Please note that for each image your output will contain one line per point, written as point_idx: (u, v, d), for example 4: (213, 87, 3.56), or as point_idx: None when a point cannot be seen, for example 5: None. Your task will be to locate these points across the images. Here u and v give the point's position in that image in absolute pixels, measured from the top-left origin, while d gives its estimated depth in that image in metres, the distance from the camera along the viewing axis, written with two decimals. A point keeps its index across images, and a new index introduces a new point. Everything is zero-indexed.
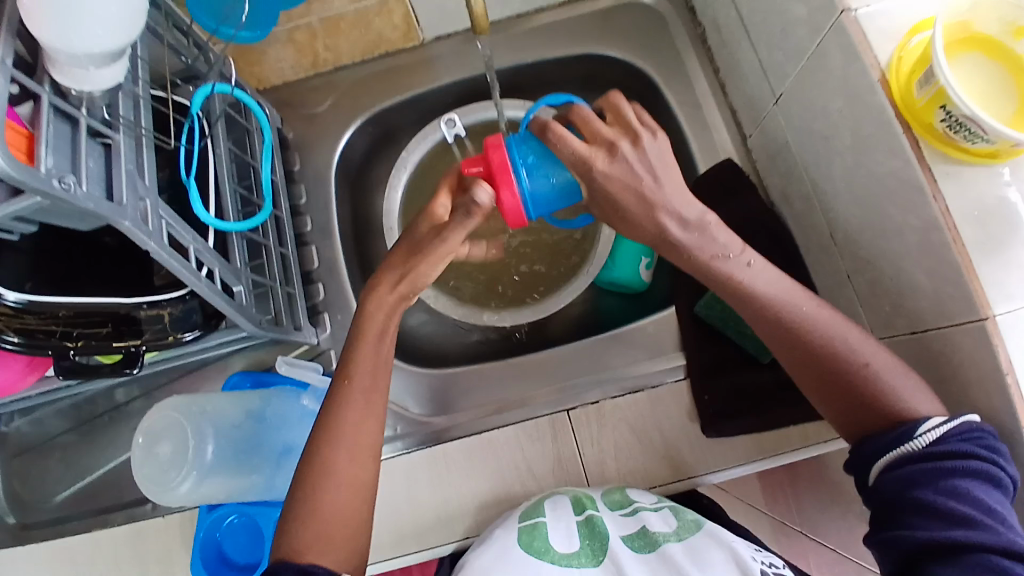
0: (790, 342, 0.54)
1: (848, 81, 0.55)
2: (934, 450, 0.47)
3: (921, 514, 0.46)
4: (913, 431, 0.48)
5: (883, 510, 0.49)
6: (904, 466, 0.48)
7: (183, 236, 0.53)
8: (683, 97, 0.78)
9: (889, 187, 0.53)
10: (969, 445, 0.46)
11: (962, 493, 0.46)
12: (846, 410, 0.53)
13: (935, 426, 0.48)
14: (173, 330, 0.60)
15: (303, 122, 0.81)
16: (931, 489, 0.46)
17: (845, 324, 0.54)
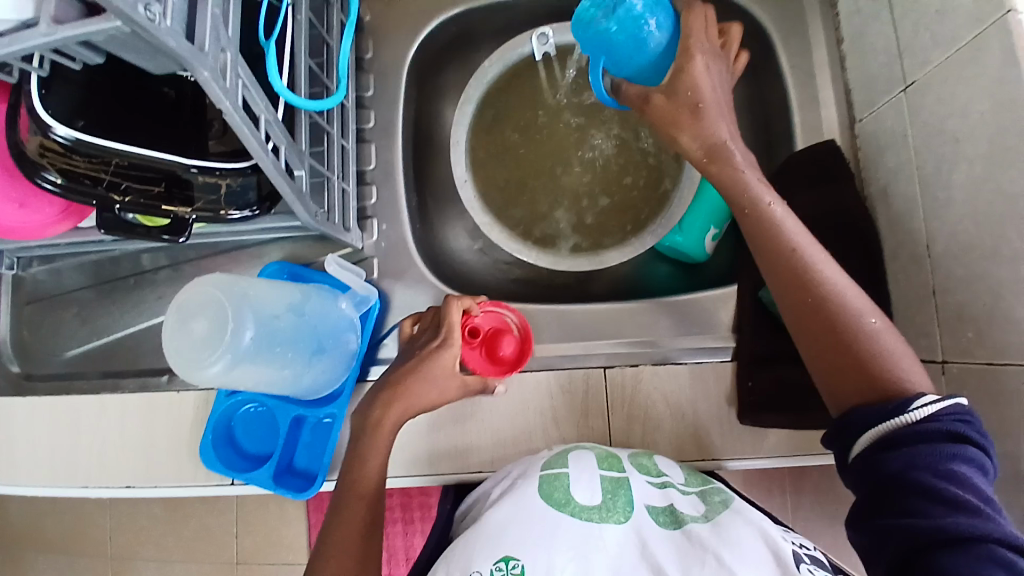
0: (798, 290, 0.52)
1: (1002, 85, 0.50)
2: (931, 429, 0.43)
3: (921, 498, 0.42)
4: (907, 407, 0.45)
5: (876, 494, 0.44)
6: (906, 448, 0.43)
7: (257, 102, 0.48)
8: (797, 62, 0.73)
9: (1016, 212, 0.49)
10: (960, 425, 0.44)
11: (962, 478, 0.42)
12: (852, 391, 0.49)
13: (928, 403, 0.44)
14: (226, 204, 0.56)
15: (382, 6, 0.74)
16: (930, 470, 0.42)
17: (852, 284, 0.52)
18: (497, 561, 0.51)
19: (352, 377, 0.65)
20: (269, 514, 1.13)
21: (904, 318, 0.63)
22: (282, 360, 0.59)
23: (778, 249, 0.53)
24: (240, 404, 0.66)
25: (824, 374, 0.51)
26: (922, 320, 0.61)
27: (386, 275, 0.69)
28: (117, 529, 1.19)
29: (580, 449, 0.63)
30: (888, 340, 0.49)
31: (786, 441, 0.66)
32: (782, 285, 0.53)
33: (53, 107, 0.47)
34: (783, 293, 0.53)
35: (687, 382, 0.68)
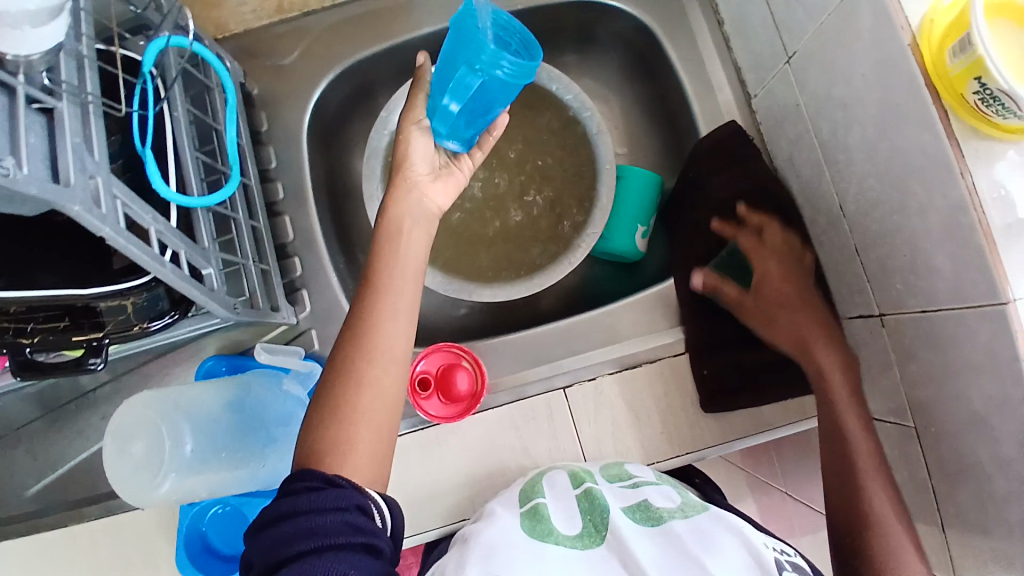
0: (833, 440, 0.58)
1: (877, 44, 0.50)
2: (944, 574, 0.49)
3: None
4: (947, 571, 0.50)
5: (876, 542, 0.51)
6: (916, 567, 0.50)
7: (142, 217, 0.47)
8: (685, 52, 0.73)
9: (914, 164, 0.50)
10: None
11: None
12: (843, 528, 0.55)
13: None
14: (138, 319, 0.55)
15: (269, 75, 0.73)
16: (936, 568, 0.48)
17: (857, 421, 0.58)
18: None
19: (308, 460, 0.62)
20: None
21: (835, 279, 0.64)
22: (233, 460, 0.58)
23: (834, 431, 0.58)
24: (206, 508, 0.64)
25: (841, 512, 0.56)
26: (852, 279, 0.61)
27: (326, 344, 0.68)
28: None
29: (551, 474, 0.63)
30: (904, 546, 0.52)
31: (749, 421, 0.67)
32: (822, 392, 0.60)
33: None
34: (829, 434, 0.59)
35: (646, 384, 0.68)
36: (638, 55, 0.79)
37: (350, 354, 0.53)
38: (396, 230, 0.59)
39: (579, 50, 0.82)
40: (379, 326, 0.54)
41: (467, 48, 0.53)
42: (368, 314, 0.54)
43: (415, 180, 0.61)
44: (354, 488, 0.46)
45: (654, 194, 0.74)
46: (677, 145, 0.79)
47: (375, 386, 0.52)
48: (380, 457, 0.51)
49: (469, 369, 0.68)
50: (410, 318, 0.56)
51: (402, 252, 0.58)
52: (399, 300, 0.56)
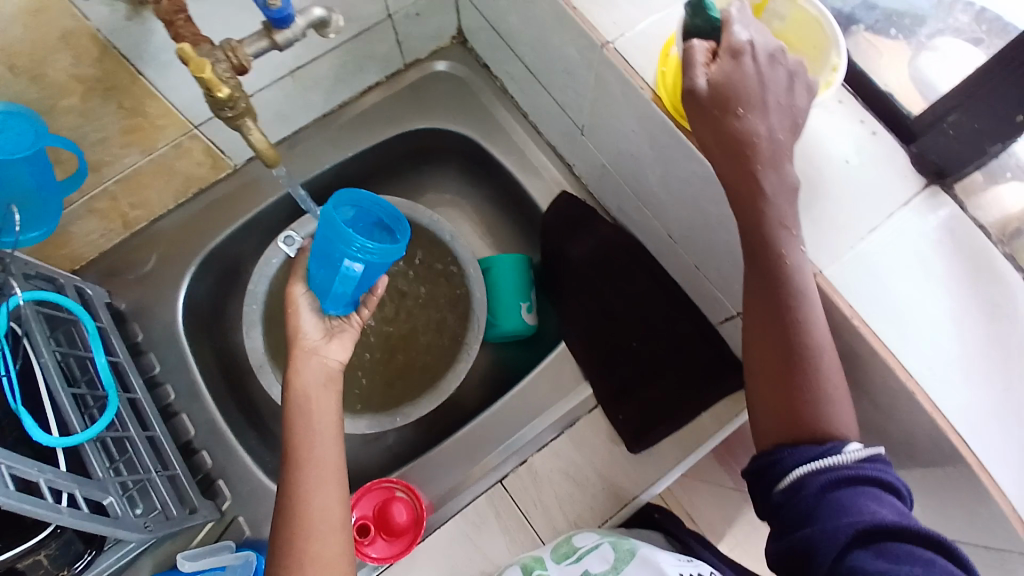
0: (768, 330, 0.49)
1: (630, 102, 0.59)
2: (843, 476, 0.45)
3: (836, 510, 0.43)
4: (839, 452, 0.46)
5: (802, 513, 0.45)
6: (808, 481, 0.46)
7: (28, 471, 0.48)
8: (504, 146, 0.82)
9: (699, 186, 0.58)
10: (887, 471, 0.46)
11: (881, 500, 0.44)
12: (768, 408, 0.49)
13: (857, 451, 0.46)
14: (59, 568, 0.54)
15: (134, 287, 0.76)
16: (842, 487, 0.44)
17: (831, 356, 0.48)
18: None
19: None
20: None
21: (694, 293, 0.70)
22: None
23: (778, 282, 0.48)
24: None
25: (759, 380, 0.50)
26: (707, 291, 0.68)
27: (257, 524, 0.67)
28: None
29: (506, 573, 0.62)
30: (841, 405, 0.48)
31: (678, 447, 0.70)
32: (761, 282, 0.49)
33: None
34: (751, 324, 0.50)
35: (575, 447, 0.71)
36: (467, 159, 0.87)
37: (290, 532, 0.57)
38: (304, 404, 0.64)
39: (417, 172, 0.90)
40: (310, 501, 0.58)
41: (339, 243, 0.60)
42: (294, 493, 0.58)
43: (310, 348, 0.67)
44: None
45: (526, 271, 0.80)
46: (530, 223, 0.86)
47: (318, 555, 0.56)
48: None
49: (405, 498, 0.68)
50: (336, 479, 0.60)
51: (313, 420, 0.63)
52: (320, 468, 0.60)
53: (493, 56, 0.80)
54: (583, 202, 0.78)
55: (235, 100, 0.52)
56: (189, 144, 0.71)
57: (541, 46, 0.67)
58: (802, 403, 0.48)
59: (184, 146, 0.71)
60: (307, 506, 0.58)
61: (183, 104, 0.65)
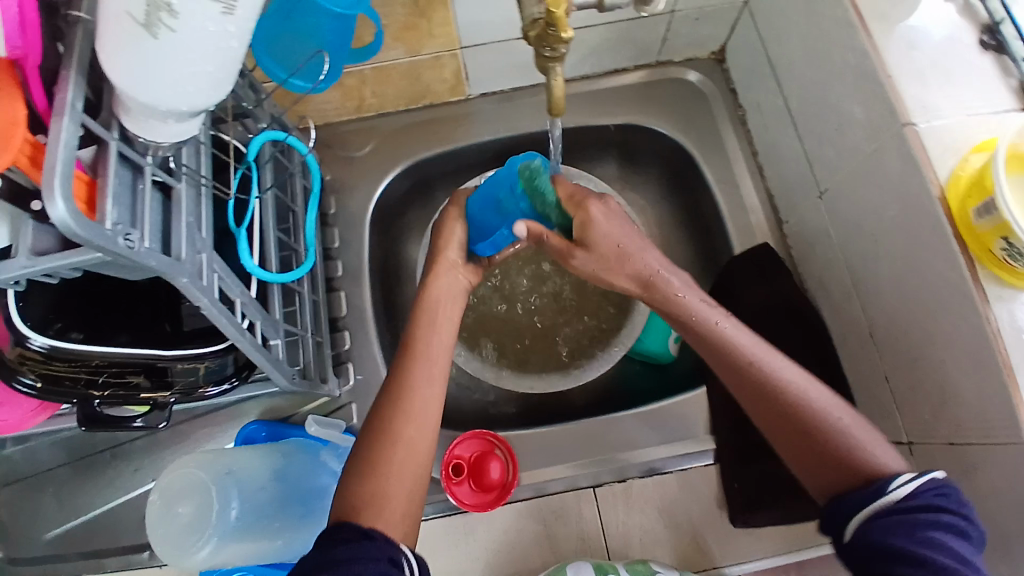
0: (759, 394, 0.53)
1: (905, 189, 0.56)
2: (906, 509, 0.45)
3: (895, 557, 0.43)
4: (886, 491, 0.46)
5: (866, 564, 0.45)
6: (873, 522, 0.45)
7: (232, 288, 0.51)
8: (723, 176, 0.80)
9: (942, 301, 0.54)
10: (937, 501, 0.45)
11: (940, 543, 0.43)
12: (818, 466, 0.50)
13: (906, 482, 0.46)
14: (204, 382, 0.57)
15: (341, 164, 0.80)
16: (894, 529, 0.44)
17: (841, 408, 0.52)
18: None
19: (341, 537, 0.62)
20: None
21: (862, 398, 0.67)
22: (271, 530, 0.58)
23: (735, 365, 0.54)
24: None
25: (787, 445, 0.52)
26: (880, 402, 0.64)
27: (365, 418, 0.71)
28: None
29: (576, 562, 0.65)
30: (858, 431, 0.50)
31: (777, 538, 0.68)
32: (717, 358, 0.55)
33: (31, 317, 0.49)
34: (744, 396, 0.54)
35: (676, 489, 0.70)
36: (674, 172, 0.86)
37: (384, 415, 0.53)
38: (433, 307, 0.59)
39: (621, 164, 0.89)
40: (412, 396, 0.54)
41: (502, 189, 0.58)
42: (398, 381, 0.55)
43: (452, 264, 0.62)
44: (387, 541, 0.46)
45: None
46: (711, 258, 0.84)
47: (410, 443, 0.52)
48: (412, 511, 0.50)
49: (501, 458, 0.69)
50: (440, 386, 0.56)
51: (439, 323, 0.59)
52: (427, 364, 0.56)
53: (753, 86, 0.77)
54: (783, 261, 0.75)
55: (562, 45, 0.49)
56: (446, 60, 0.73)
57: (823, 98, 0.65)
58: (830, 450, 0.50)
59: (441, 61, 0.73)
60: (405, 398, 0.53)
61: (465, 23, 0.67)
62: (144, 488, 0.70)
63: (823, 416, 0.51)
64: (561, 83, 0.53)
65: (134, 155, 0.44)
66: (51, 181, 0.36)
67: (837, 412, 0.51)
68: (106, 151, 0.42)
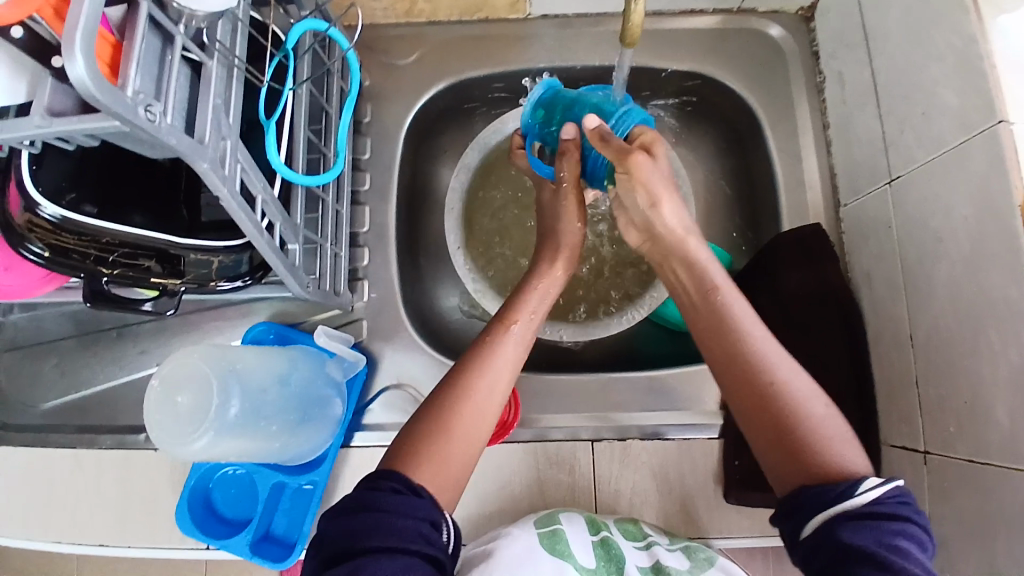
0: (739, 379, 0.51)
1: (985, 189, 0.51)
2: (868, 514, 0.44)
3: (865, 564, 0.41)
4: (851, 493, 0.45)
5: (829, 567, 0.43)
6: (841, 529, 0.43)
7: (255, 184, 0.48)
8: (784, 144, 0.75)
9: (998, 315, 0.50)
10: (903, 511, 0.44)
11: (903, 552, 0.42)
12: (780, 458, 0.48)
13: (873, 486, 0.45)
14: (217, 276, 0.57)
15: (384, 70, 0.76)
16: (860, 532, 0.43)
17: (813, 395, 0.50)
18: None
19: (333, 446, 0.65)
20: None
21: (886, 400, 0.63)
22: (267, 432, 0.58)
23: (723, 349, 0.52)
24: (218, 467, 0.65)
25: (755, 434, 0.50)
26: (904, 408, 0.61)
27: (374, 336, 0.71)
28: None
29: (569, 512, 0.64)
30: (832, 430, 0.48)
31: (764, 521, 0.67)
32: (710, 346, 0.53)
33: (43, 184, 0.48)
34: (727, 386, 0.52)
35: (673, 457, 0.69)
36: (734, 133, 0.80)
37: (469, 373, 0.52)
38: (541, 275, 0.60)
39: (679, 115, 0.83)
40: (495, 363, 0.53)
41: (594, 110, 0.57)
42: (488, 349, 0.54)
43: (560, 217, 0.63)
44: (432, 501, 0.46)
45: None
46: (756, 230, 0.79)
47: (479, 416, 0.51)
48: (458, 481, 0.49)
49: (505, 397, 0.69)
50: (525, 355, 0.56)
51: (550, 296, 0.60)
52: (518, 343, 0.55)
53: (838, 48, 0.70)
54: (831, 245, 0.70)
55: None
56: None
57: (915, 76, 0.59)
58: (797, 441, 0.48)
59: None
60: (491, 363, 0.53)
61: None
62: (147, 371, 0.72)
63: (794, 408, 0.49)
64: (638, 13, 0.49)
65: (165, 22, 0.41)
66: (72, 35, 0.33)
67: (814, 405, 0.49)
68: (136, 12, 0.39)
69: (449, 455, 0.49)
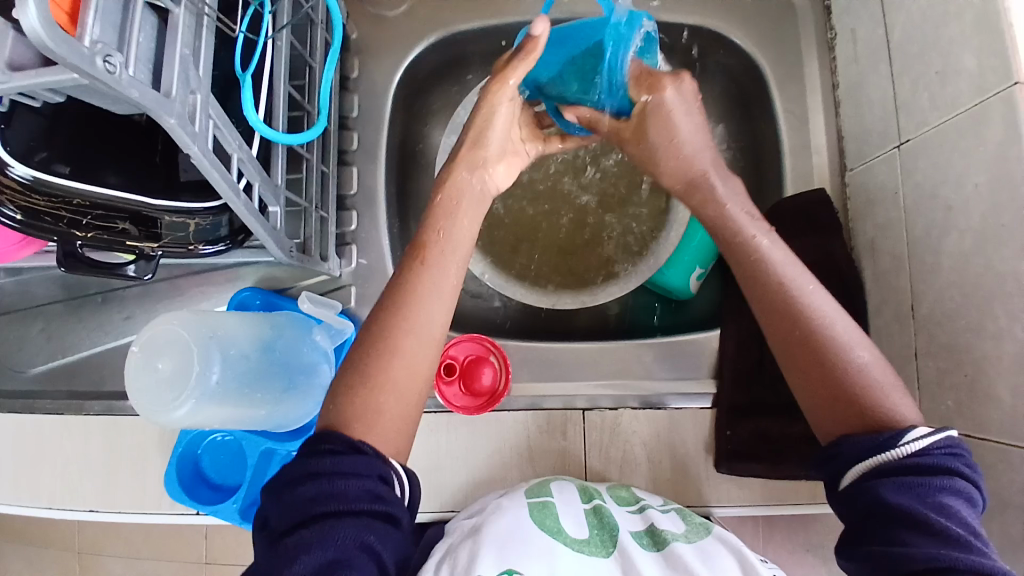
0: (786, 325, 0.50)
1: (1000, 157, 0.49)
2: (912, 466, 0.43)
3: (905, 519, 0.41)
4: (894, 446, 0.43)
5: (867, 520, 0.43)
6: (882, 484, 0.43)
7: (229, 142, 0.46)
8: (790, 105, 0.72)
9: (1006, 290, 0.48)
10: (949, 462, 0.43)
11: (949, 509, 0.41)
12: (819, 404, 0.48)
13: (919, 437, 0.43)
14: (195, 240, 0.55)
15: (371, 22, 0.72)
16: (901, 485, 0.42)
17: (858, 343, 0.49)
18: (502, 572, 0.49)
19: (324, 411, 0.64)
20: (235, 544, 0.98)
21: None
22: (253, 399, 0.58)
23: (771, 292, 0.51)
24: (206, 434, 0.65)
25: (800, 380, 0.49)
26: (901, 381, 0.60)
27: (362, 303, 0.69)
28: (34, 553, 1.08)
29: (561, 482, 0.63)
30: (880, 375, 0.48)
31: (756, 491, 0.67)
32: (754, 287, 0.53)
33: (12, 144, 0.46)
34: (771, 332, 0.51)
35: (665, 427, 0.68)
36: (739, 92, 0.77)
37: (393, 315, 0.50)
38: (453, 202, 0.56)
39: None
40: (421, 295, 0.51)
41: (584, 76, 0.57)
42: (408, 289, 0.51)
43: (477, 164, 0.59)
44: (378, 457, 0.45)
45: None
46: (757, 195, 0.77)
47: (409, 358, 0.49)
48: (407, 425, 0.49)
49: (495, 365, 0.68)
50: (455, 281, 0.53)
51: (459, 219, 0.56)
52: (437, 270, 0.52)
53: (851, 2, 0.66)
54: (834, 213, 0.68)
55: None
56: None
57: (931, 32, 0.56)
58: (842, 388, 0.47)
59: None
60: (416, 300, 0.51)
61: None
62: (132, 337, 0.70)
63: (840, 359, 0.48)
64: None
65: None
66: None
67: (860, 354, 0.48)
68: None
69: (396, 407, 0.48)
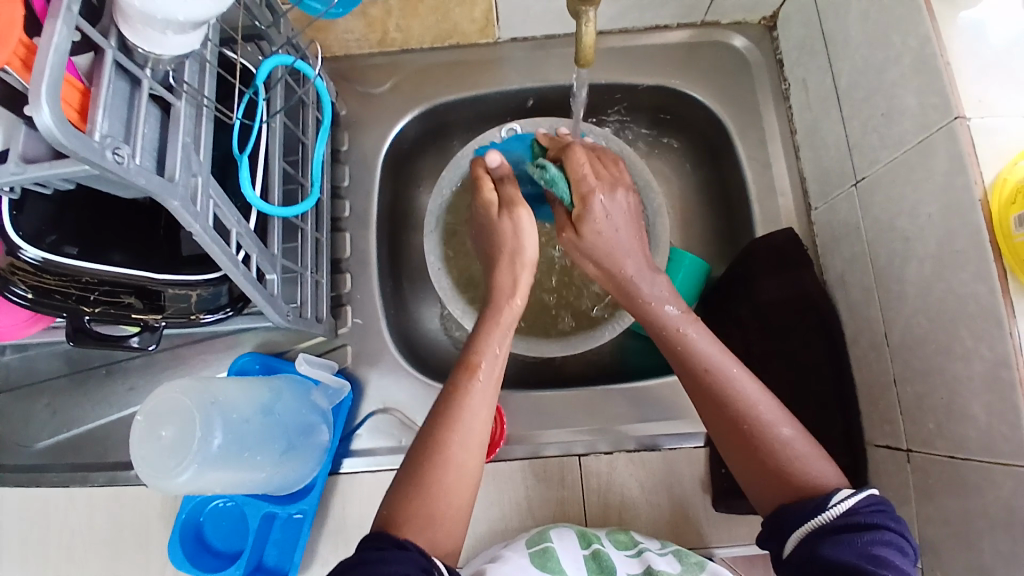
0: (717, 409, 0.54)
1: (947, 187, 0.52)
2: (844, 525, 0.45)
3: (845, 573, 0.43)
4: (824, 508, 0.46)
5: None
6: (821, 547, 0.45)
7: (229, 219, 0.50)
8: (754, 152, 0.76)
9: (968, 311, 0.51)
10: (878, 518, 0.45)
11: (884, 560, 0.43)
12: (757, 479, 0.52)
13: (844, 497, 0.46)
14: (196, 309, 0.59)
15: (360, 100, 0.78)
16: (837, 543, 0.44)
17: (779, 417, 0.53)
18: None
19: (322, 471, 0.65)
20: None
21: (868, 400, 0.64)
22: (254, 461, 0.59)
23: (694, 377, 0.55)
24: (208, 501, 0.66)
25: (735, 460, 0.53)
26: (885, 407, 0.62)
27: (358, 361, 0.71)
28: None
29: (562, 528, 0.63)
30: (800, 448, 0.51)
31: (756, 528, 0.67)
32: (682, 369, 0.57)
33: (23, 229, 0.49)
34: (707, 414, 0.55)
35: (661, 467, 0.69)
36: (707, 143, 0.82)
37: (442, 430, 0.53)
38: (497, 318, 0.61)
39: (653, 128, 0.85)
40: (468, 407, 0.54)
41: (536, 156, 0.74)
42: (459, 402, 0.54)
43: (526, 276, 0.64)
44: (420, 551, 0.46)
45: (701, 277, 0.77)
46: (733, 237, 0.81)
47: (460, 467, 0.52)
48: (457, 529, 0.51)
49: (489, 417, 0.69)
50: (497, 396, 0.57)
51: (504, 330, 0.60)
52: (486, 385, 0.56)
53: (801, 56, 0.72)
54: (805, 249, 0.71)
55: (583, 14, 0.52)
56: None
57: (875, 81, 0.60)
58: (774, 464, 0.51)
59: None
60: (464, 413, 0.54)
61: None
62: (134, 407, 0.72)
63: (767, 433, 0.52)
64: (589, 32, 0.53)
65: (131, 67, 0.42)
66: (37, 85, 0.34)
67: (783, 430, 0.52)
68: (103, 60, 0.41)
69: (444, 511, 0.50)
